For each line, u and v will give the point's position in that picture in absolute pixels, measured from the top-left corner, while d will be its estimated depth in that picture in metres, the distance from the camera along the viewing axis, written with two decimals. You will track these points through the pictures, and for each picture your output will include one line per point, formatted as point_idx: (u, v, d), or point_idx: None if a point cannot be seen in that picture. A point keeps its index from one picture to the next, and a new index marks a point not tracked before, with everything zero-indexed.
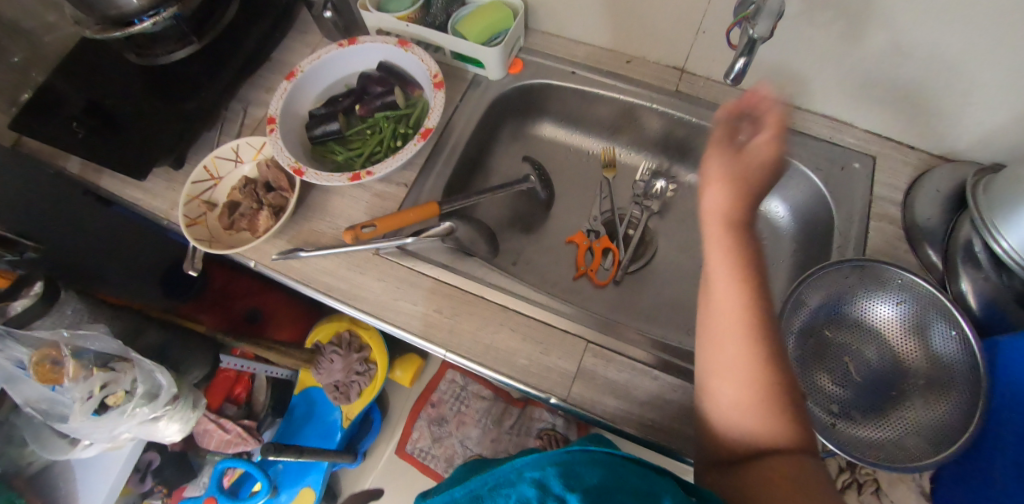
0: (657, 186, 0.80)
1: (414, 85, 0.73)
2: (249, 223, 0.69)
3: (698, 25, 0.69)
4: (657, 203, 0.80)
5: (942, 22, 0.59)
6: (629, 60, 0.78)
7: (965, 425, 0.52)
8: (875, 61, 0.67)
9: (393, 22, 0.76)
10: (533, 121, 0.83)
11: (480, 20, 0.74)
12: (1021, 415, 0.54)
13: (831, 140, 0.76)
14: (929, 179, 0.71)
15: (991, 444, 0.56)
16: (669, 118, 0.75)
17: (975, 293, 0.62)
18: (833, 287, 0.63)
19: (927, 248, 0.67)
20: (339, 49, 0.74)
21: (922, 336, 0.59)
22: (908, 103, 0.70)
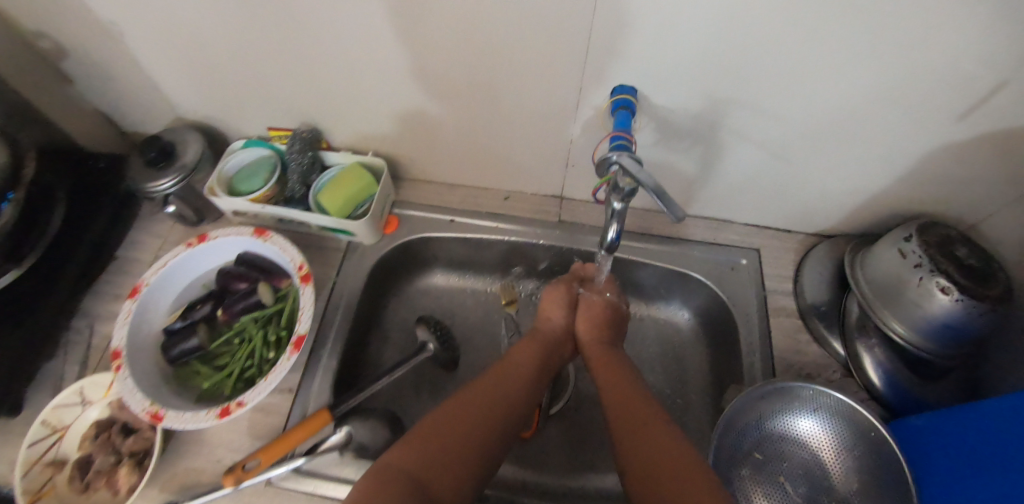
0: None
1: (281, 275, 0.67)
2: (107, 483, 0.59)
3: (566, 161, 0.70)
4: None
5: (787, 136, 0.62)
6: (507, 196, 0.77)
7: None
8: (742, 169, 0.68)
9: (247, 205, 0.70)
10: (421, 273, 0.79)
11: (340, 192, 0.69)
12: None
13: (716, 240, 0.76)
14: (811, 262, 0.74)
15: None
16: (556, 250, 0.74)
17: (880, 374, 0.65)
18: (755, 409, 0.62)
19: (825, 333, 0.70)
20: (188, 251, 0.67)
21: (846, 444, 0.59)
22: (775, 198, 0.72)
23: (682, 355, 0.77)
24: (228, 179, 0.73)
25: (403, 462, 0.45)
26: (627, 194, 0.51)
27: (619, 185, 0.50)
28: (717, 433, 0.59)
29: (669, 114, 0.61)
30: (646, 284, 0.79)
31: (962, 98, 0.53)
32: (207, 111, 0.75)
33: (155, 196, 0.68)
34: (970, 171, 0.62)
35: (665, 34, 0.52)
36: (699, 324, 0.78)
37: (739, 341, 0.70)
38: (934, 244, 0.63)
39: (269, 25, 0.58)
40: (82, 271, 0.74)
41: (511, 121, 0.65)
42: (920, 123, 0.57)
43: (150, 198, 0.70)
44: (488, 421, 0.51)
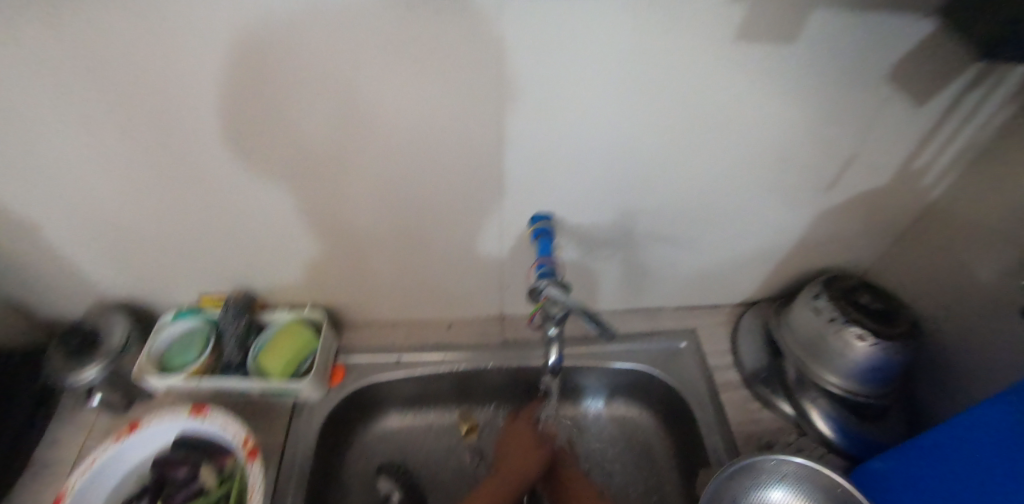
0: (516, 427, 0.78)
1: (225, 454, 0.64)
2: None
3: (500, 283, 0.74)
4: None
5: (689, 230, 0.70)
6: (449, 324, 0.79)
7: None
8: (660, 262, 0.74)
9: (181, 382, 0.67)
10: (373, 418, 0.76)
11: (281, 353, 0.69)
12: None
13: (654, 328, 0.80)
14: (742, 332, 0.80)
15: None
16: (507, 370, 0.76)
17: (832, 425, 0.69)
18: (728, 493, 0.61)
19: (773, 396, 0.73)
20: (118, 444, 0.62)
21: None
22: (695, 282, 0.79)
23: (649, 449, 0.77)
24: (160, 354, 0.70)
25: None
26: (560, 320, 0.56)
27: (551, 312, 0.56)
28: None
29: (583, 229, 0.67)
30: (598, 385, 0.79)
31: (818, 175, 0.65)
32: (126, 291, 0.71)
33: (79, 388, 0.63)
34: (840, 232, 0.73)
35: (566, 168, 0.59)
36: (657, 414, 0.78)
37: (697, 423, 0.71)
38: (841, 297, 0.70)
39: (199, 206, 0.61)
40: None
41: (445, 257, 0.70)
42: (795, 200, 0.68)
43: (73, 389, 0.66)
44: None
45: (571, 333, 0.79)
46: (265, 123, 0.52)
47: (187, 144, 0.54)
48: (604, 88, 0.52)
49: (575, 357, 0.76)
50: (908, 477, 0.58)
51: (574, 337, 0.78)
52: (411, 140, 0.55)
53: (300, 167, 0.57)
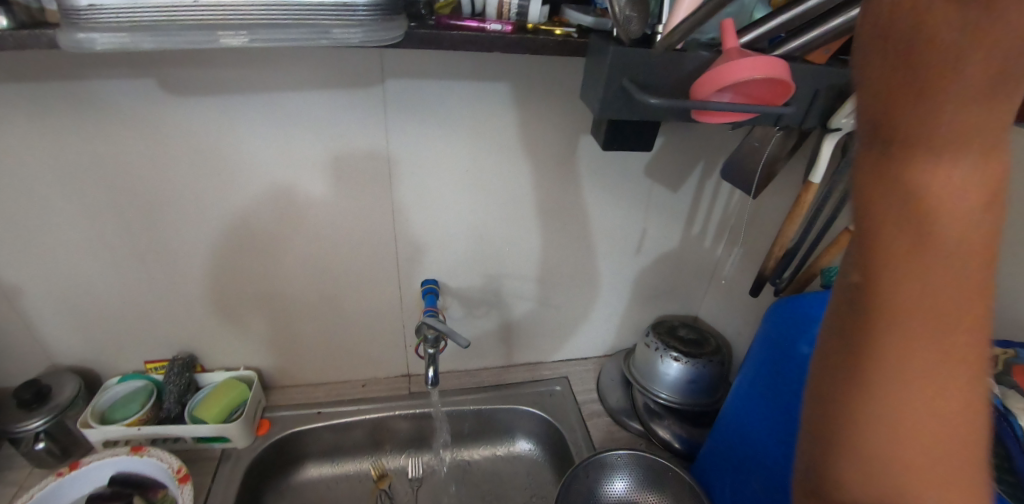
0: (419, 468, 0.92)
1: (157, 485, 0.72)
2: None
3: (405, 342, 0.94)
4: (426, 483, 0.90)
5: (546, 289, 0.95)
6: (365, 383, 0.96)
7: None
8: (529, 318, 0.97)
9: (120, 430, 0.77)
10: (294, 470, 0.88)
11: (215, 403, 0.82)
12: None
13: (534, 377, 1.00)
14: (604, 375, 1.01)
15: None
16: (412, 416, 0.91)
17: (671, 434, 0.88)
18: (590, 484, 0.77)
19: (624, 419, 0.92)
20: (57, 480, 0.70)
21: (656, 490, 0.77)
22: (563, 336, 1.01)
23: (536, 480, 0.91)
24: (102, 412, 0.81)
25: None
26: (434, 341, 0.75)
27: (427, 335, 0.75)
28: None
29: (465, 290, 0.91)
30: (491, 427, 0.95)
31: (626, 245, 0.94)
32: (85, 358, 0.85)
33: (25, 433, 0.73)
34: (657, 290, 1.01)
35: (445, 244, 0.85)
36: (542, 449, 0.93)
37: (568, 442, 0.88)
38: (666, 333, 0.95)
39: (165, 279, 0.79)
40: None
41: (358, 319, 0.89)
42: (617, 262, 0.95)
43: (16, 441, 0.74)
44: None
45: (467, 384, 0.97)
46: (228, 213, 0.75)
47: (168, 231, 0.75)
48: (461, 186, 0.80)
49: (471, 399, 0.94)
50: (723, 462, 0.75)
51: (468, 387, 0.97)
52: (332, 223, 0.79)
53: (250, 247, 0.79)
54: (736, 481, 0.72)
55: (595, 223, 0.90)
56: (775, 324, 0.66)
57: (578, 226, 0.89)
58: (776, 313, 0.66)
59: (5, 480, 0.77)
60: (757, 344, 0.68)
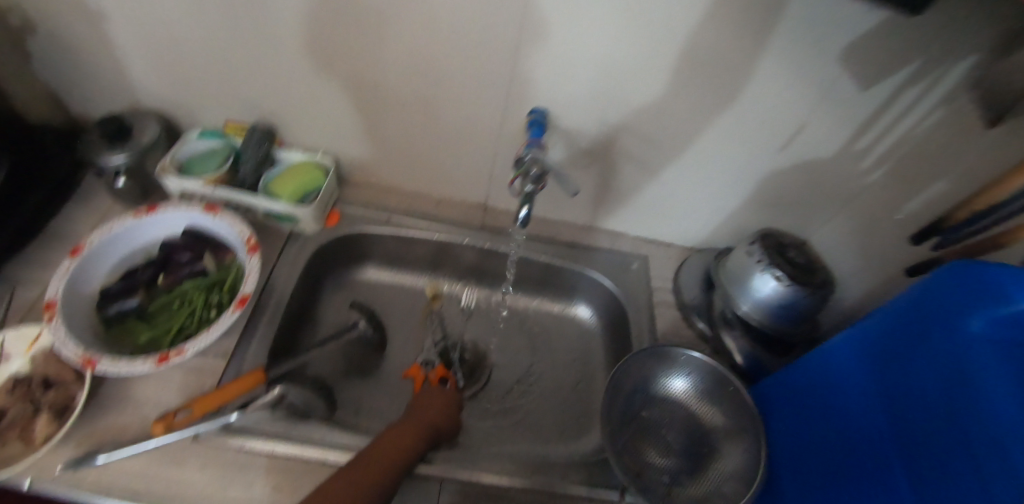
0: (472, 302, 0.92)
1: (226, 249, 0.70)
2: (20, 434, 0.53)
3: (491, 172, 0.84)
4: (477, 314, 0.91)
5: (663, 160, 0.81)
6: (439, 202, 0.90)
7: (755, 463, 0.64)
8: (629, 186, 0.86)
9: (196, 186, 0.75)
10: (357, 267, 0.88)
11: (290, 181, 0.78)
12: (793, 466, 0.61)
13: (612, 248, 0.93)
14: (686, 267, 0.93)
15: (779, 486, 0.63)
16: (480, 249, 0.87)
17: (737, 347, 0.83)
18: (644, 371, 0.74)
19: (694, 318, 0.86)
20: (136, 219, 0.68)
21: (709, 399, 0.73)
22: (657, 216, 0.91)
23: (585, 346, 0.90)
24: (181, 163, 0.78)
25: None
26: (537, 179, 0.67)
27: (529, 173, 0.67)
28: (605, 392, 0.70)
29: (574, 131, 0.79)
30: (554, 283, 0.91)
31: (776, 135, 0.76)
32: (162, 93, 0.79)
33: (107, 168, 0.70)
34: (783, 197, 0.85)
35: (570, 73, 0.70)
36: (601, 321, 0.91)
37: (631, 323, 0.84)
38: (775, 247, 0.81)
39: (247, 26, 0.68)
40: (11, 238, 0.68)
41: (448, 134, 0.79)
42: (751, 155, 0.80)
43: (99, 172, 0.73)
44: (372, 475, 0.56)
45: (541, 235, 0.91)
46: None
47: None
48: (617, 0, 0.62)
49: (546, 250, 0.89)
50: (794, 404, 0.64)
51: (545, 237, 0.91)
52: (450, 9, 0.64)
53: (347, 11, 0.65)
54: (796, 424, 0.63)
55: (746, 100, 0.72)
56: (945, 288, 0.46)
57: (727, 97, 0.72)
58: (949, 273, 0.47)
59: (90, 207, 0.78)
60: (906, 297, 0.50)
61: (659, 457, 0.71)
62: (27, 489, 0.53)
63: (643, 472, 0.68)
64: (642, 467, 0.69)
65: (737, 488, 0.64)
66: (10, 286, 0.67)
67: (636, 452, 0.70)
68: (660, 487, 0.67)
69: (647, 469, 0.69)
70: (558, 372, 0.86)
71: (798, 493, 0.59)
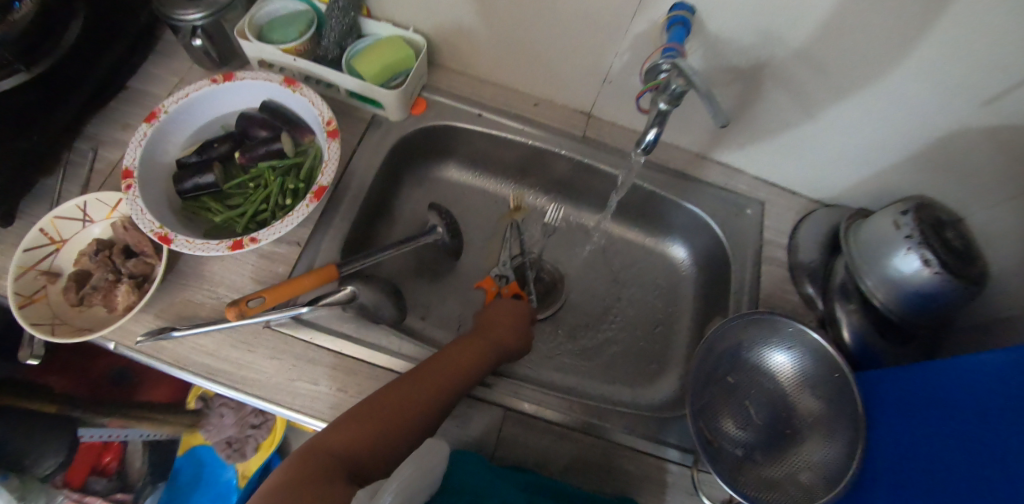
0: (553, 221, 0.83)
1: (305, 129, 0.64)
2: (105, 299, 0.55)
3: (604, 75, 0.70)
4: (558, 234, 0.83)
5: (825, 91, 0.64)
6: (536, 102, 0.78)
7: (848, 466, 0.54)
8: (769, 116, 0.70)
9: (277, 55, 0.66)
10: (437, 163, 0.80)
11: (376, 59, 0.68)
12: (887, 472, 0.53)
13: (726, 187, 0.79)
14: (809, 221, 0.77)
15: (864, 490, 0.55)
16: (576, 163, 0.77)
17: (851, 325, 0.68)
18: (737, 337, 0.64)
19: (806, 284, 0.73)
20: (212, 87, 0.62)
21: (808, 381, 0.61)
22: (793, 158, 0.75)
23: (675, 289, 0.80)
24: (261, 26, 0.69)
25: (334, 445, 0.46)
26: (678, 97, 0.52)
27: (670, 86, 0.52)
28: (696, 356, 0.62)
29: (721, 39, 0.62)
30: (650, 215, 0.81)
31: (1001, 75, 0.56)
32: None
33: (184, 26, 0.63)
34: None
35: None
36: (699, 266, 0.80)
37: (731, 277, 0.74)
38: (929, 223, 0.62)
39: None
40: (92, 94, 0.65)
41: (561, 20, 0.64)
42: (947, 100, 0.59)
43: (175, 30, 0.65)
44: (427, 391, 0.53)
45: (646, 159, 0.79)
46: None
47: None
48: None
49: (649, 178, 0.77)
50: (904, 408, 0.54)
51: (652, 162, 0.78)
52: None
53: None
54: (902, 430, 0.53)
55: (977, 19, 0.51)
56: None
57: (943, 10, 0.51)
58: None
59: (167, 67, 0.73)
60: None
61: (735, 427, 0.63)
62: (115, 350, 0.55)
63: (713, 441, 0.61)
64: (713, 435, 0.61)
65: (818, 482, 0.56)
66: (96, 145, 0.66)
67: (710, 418, 0.63)
68: (730, 460, 0.60)
69: (719, 438, 0.62)
70: (639, 313, 0.78)
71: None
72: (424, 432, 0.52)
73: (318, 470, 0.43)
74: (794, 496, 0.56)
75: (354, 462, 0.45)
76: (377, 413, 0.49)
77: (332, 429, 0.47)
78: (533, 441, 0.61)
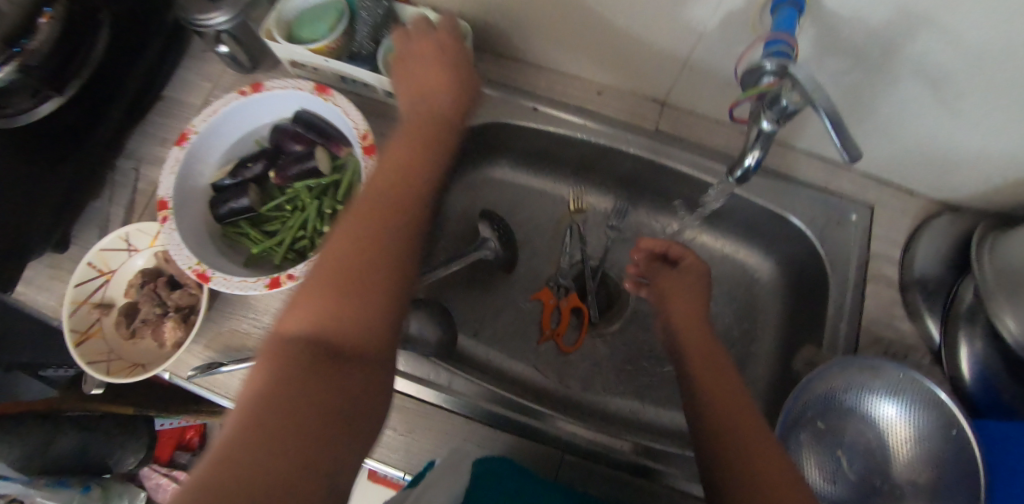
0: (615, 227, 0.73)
1: (340, 142, 0.60)
2: (153, 333, 0.55)
3: (684, 61, 0.58)
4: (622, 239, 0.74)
5: (990, 84, 0.48)
6: (600, 91, 0.67)
7: None
8: (893, 109, 0.56)
9: (307, 56, 0.62)
10: (487, 162, 0.73)
11: None
12: None
13: (825, 187, 0.67)
14: (929, 231, 0.64)
15: None
16: (644, 162, 0.66)
17: (971, 359, 0.57)
18: (833, 380, 0.55)
19: (926, 314, 0.61)
20: (242, 100, 0.59)
21: (920, 441, 0.52)
22: (918, 155, 0.61)
23: (754, 303, 0.72)
24: (288, 23, 0.63)
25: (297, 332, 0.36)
26: (787, 115, 0.43)
27: (780, 102, 0.42)
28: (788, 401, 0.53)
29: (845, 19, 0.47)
30: (729, 218, 0.70)
31: None
32: None
33: (209, 31, 0.60)
34: None
35: None
36: (785, 277, 0.70)
37: (827, 299, 0.63)
38: None
39: None
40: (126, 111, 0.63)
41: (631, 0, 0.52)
42: None
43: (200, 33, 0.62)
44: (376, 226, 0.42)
45: None
46: None
47: None
48: None
49: None
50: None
51: None
52: None
53: None
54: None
55: None
56: None
57: None
58: None
59: (201, 72, 0.70)
60: None
61: (821, 479, 0.55)
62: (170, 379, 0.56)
63: None
64: None
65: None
66: (139, 162, 0.66)
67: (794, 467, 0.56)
68: None
69: None
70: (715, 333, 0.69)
71: None
72: (404, 219, 0.43)
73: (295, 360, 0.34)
74: None
75: (335, 326, 0.36)
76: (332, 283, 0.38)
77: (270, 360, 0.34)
78: (593, 485, 0.55)
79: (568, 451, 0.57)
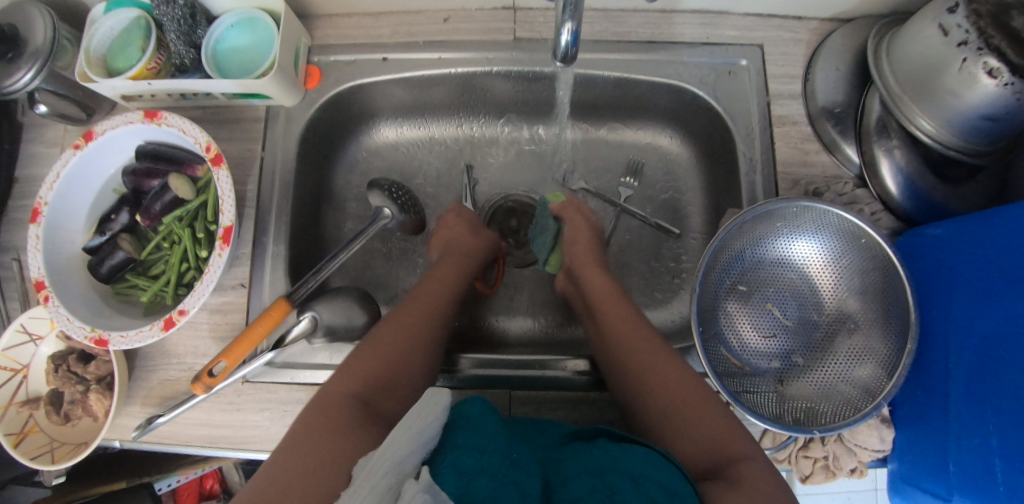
0: (517, 151, 0.70)
1: (194, 163, 0.57)
2: (86, 409, 0.56)
3: None
4: (529, 163, 0.70)
5: None
6: (446, 17, 0.62)
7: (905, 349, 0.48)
8: None
9: (130, 86, 0.57)
10: (365, 130, 0.69)
11: (241, 56, 0.59)
12: (967, 351, 0.47)
13: (708, 41, 0.62)
14: (825, 54, 0.60)
15: (937, 371, 0.50)
16: (515, 77, 0.62)
17: (894, 171, 0.55)
18: (747, 237, 0.56)
19: (841, 140, 0.58)
20: (78, 153, 0.55)
21: (843, 268, 0.54)
22: None
23: (675, 183, 0.69)
24: (104, 57, 0.58)
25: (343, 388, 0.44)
26: None
27: None
28: (703, 270, 0.53)
29: None
30: (621, 107, 0.67)
31: None
32: None
33: (18, 92, 0.56)
34: None
35: None
36: (698, 148, 0.67)
37: (738, 156, 0.60)
38: (989, 10, 0.46)
39: None
40: None
41: None
42: None
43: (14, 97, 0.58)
44: (413, 359, 0.49)
45: (601, 40, 0.62)
46: None
47: None
48: None
49: (605, 66, 0.61)
50: (971, 285, 0.48)
51: (608, 40, 0.62)
52: None
53: None
54: (966, 309, 0.48)
55: None
56: None
57: None
58: None
59: (44, 139, 0.65)
60: None
61: (762, 338, 0.56)
62: (123, 446, 0.56)
63: (742, 368, 0.55)
64: (741, 358, 0.56)
65: (880, 371, 0.49)
66: (19, 252, 0.62)
67: (731, 335, 0.56)
68: (767, 381, 0.54)
69: (744, 357, 0.56)
70: (645, 225, 0.68)
71: (969, 394, 0.46)
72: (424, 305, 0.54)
73: (315, 453, 0.38)
74: (852, 398, 0.50)
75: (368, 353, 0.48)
76: (380, 374, 0.46)
77: (293, 450, 0.39)
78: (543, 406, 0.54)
79: (517, 386, 0.55)
